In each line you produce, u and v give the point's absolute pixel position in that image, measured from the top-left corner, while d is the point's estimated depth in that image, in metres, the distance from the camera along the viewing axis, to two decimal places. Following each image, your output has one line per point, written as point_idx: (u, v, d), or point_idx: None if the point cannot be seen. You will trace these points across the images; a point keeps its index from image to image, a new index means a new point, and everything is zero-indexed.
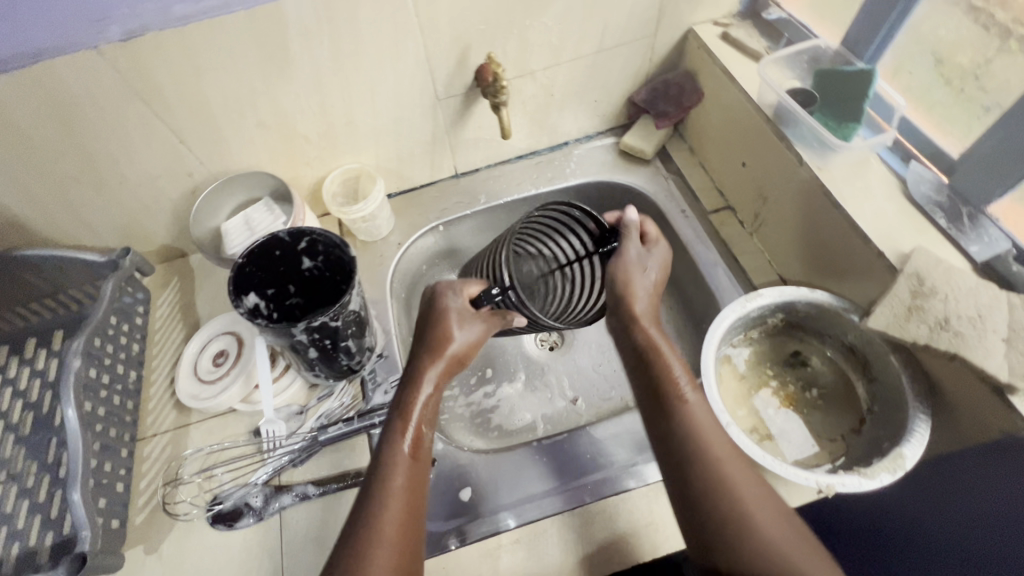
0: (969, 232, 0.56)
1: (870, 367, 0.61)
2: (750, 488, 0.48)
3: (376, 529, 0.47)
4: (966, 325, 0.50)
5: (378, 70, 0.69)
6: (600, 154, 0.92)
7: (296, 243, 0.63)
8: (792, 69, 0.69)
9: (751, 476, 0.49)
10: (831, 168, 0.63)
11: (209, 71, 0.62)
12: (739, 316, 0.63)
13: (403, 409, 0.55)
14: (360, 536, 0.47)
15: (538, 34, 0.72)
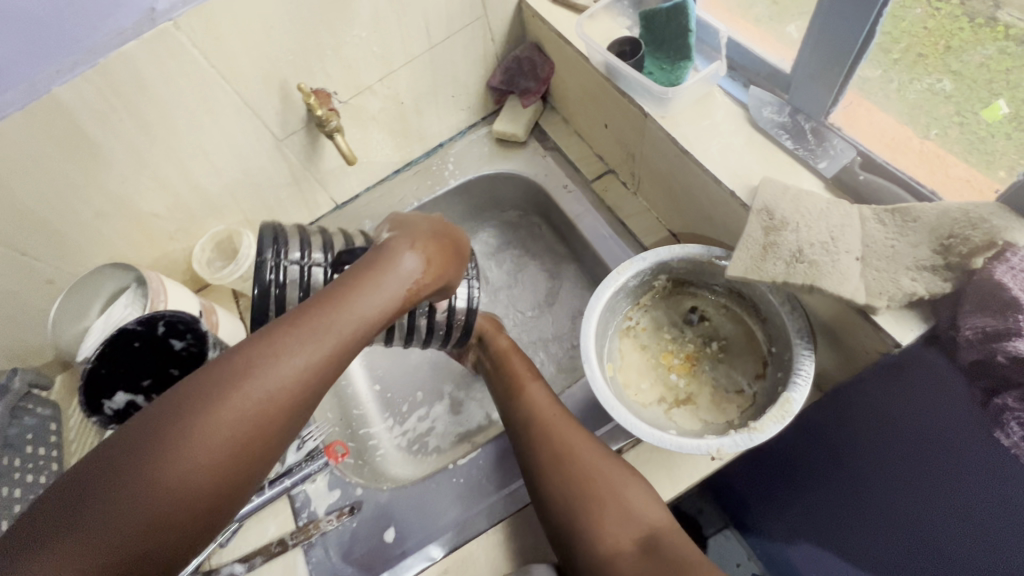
0: (815, 149, 0.52)
1: (759, 308, 0.58)
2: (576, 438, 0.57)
3: (181, 463, 0.36)
4: (820, 253, 0.47)
5: (199, 129, 0.66)
6: (476, 147, 0.88)
7: (152, 329, 0.61)
8: (619, 18, 0.66)
9: (583, 438, 0.57)
10: (675, 114, 0.59)
11: (13, 181, 0.59)
12: (616, 289, 0.60)
13: (300, 348, 0.42)
14: (162, 461, 0.36)
15: (356, 48, 0.68)
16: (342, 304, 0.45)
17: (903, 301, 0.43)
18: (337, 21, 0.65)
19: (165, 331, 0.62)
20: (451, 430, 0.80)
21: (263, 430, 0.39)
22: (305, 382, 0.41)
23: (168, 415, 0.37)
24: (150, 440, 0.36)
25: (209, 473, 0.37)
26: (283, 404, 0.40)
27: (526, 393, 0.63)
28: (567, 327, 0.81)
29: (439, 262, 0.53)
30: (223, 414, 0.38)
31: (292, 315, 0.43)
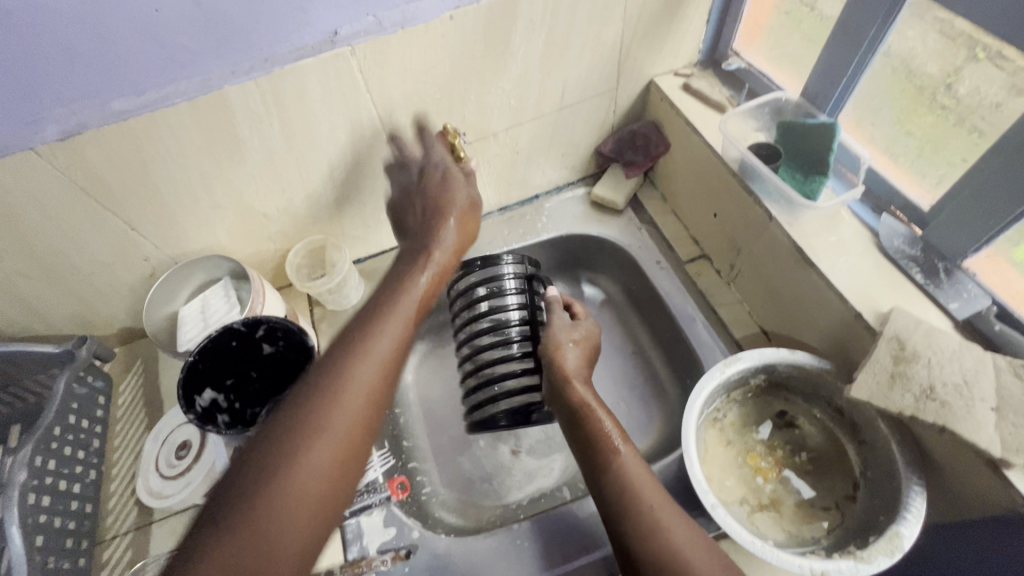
0: (946, 288, 0.54)
1: (859, 428, 0.58)
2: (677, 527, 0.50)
3: (290, 476, 0.44)
4: (953, 394, 0.47)
5: (334, 146, 0.68)
6: (572, 206, 0.90)
7: (253, 332, 0.61)
8: (754, 121, 0.68)
9: (687, 529, 0.50)
10: (802, 224, 0.61)
11: (156, 161, 0.60)
12: (720, 382, 0.59)
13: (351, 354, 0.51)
14: (268, 477, 0.44)
15: (497, 97, 0.71)
16: (394, 309, 0.56)
17: None
18: (490, 72, 0.67)
19: (262, 335, 0.62)
20: (502, 482, 0.78)
21: (336, 448, 0.47)
22: (371, 391, 0.50)
23: (264, 450, 0.45)
24: (262, 465, 0.45)
25: (319, 477, 0.45)
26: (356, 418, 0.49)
27: (619, 464, 0.54)
28: (634, 400, 0.81)
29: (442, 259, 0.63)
30: (309, 431, 0.47)
31: (358, 330, 0.54)
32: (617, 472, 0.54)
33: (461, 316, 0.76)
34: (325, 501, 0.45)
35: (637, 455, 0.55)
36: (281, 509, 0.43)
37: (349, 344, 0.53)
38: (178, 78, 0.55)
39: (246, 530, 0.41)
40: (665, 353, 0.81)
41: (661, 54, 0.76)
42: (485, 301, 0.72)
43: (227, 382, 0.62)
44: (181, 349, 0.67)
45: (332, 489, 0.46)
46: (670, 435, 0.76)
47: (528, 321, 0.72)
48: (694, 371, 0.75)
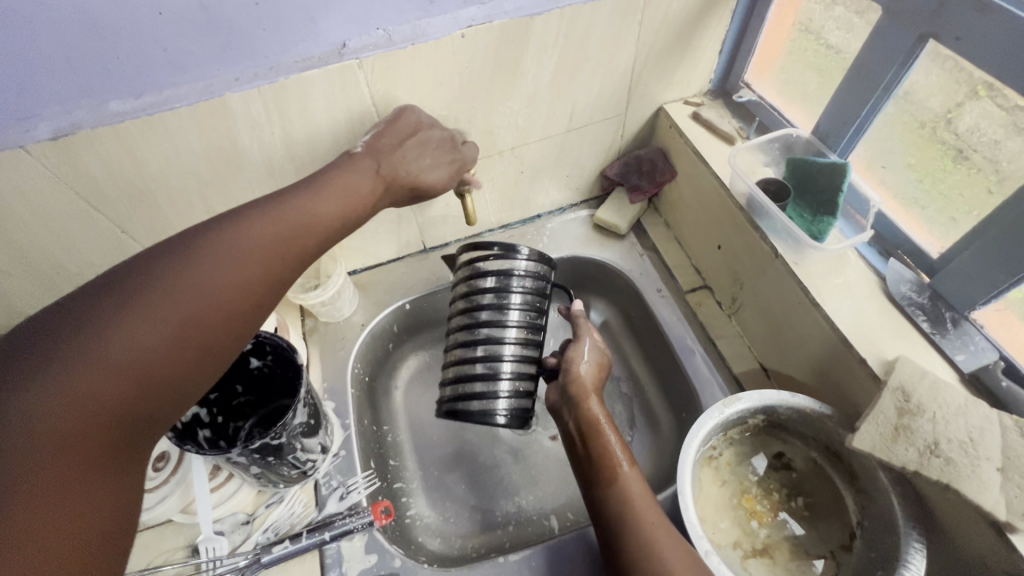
0: (953, 339, 0.53)
1: (858, 476, 0.57)
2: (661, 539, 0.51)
3: (158, 306, 0.40)
4: (958, 451, 0.46)
5: (336, 157, 0.66)
6: (574, 227, 0.89)
7: None
8: (762, 156, 0.67)
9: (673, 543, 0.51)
10: (808, 264, 0.60)
11: (151, 165, 0.59)
12: (717, 422, 0.58)
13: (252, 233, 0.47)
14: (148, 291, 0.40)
15: (504, 116, 0.70)
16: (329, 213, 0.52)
17: None
18: (499, 91, 0.66)
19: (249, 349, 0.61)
20: (489, 508, 0.76)
21: (196, 314, 0.42)
22: (270, 256, 0.48)
23: (167, 260, 0.43)
24: (160, 275, 0.42)
25: (229, 282, 0.44)
26: (269, 256, 0.48)
27: (618, 481, 0.56)
28: (628, 430, 0.80)
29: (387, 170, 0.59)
30: (223, 249, 0.45)
31: (261, 206, 0.50)
32: (615, 487, 0.56)
33: (461, 292, 0.68)
34: (226, 320, 0.44)
35: (638, 474, 0.57)
36: (184, 319, 0.41)
37: (253, 214, 0.49)
38: (177, 83, 0.53)
39: (132, 316, 0.39)
40: (662, 383, 0.79)
41: (672, 82, 0.75)
42: (490, 290, 0.65)
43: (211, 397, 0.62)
44: None
45: (225, 333, 0.44)
46: (663, 468, 0.75)
47: (528, 321, 0.66)
48: (690, 404, 0.73)
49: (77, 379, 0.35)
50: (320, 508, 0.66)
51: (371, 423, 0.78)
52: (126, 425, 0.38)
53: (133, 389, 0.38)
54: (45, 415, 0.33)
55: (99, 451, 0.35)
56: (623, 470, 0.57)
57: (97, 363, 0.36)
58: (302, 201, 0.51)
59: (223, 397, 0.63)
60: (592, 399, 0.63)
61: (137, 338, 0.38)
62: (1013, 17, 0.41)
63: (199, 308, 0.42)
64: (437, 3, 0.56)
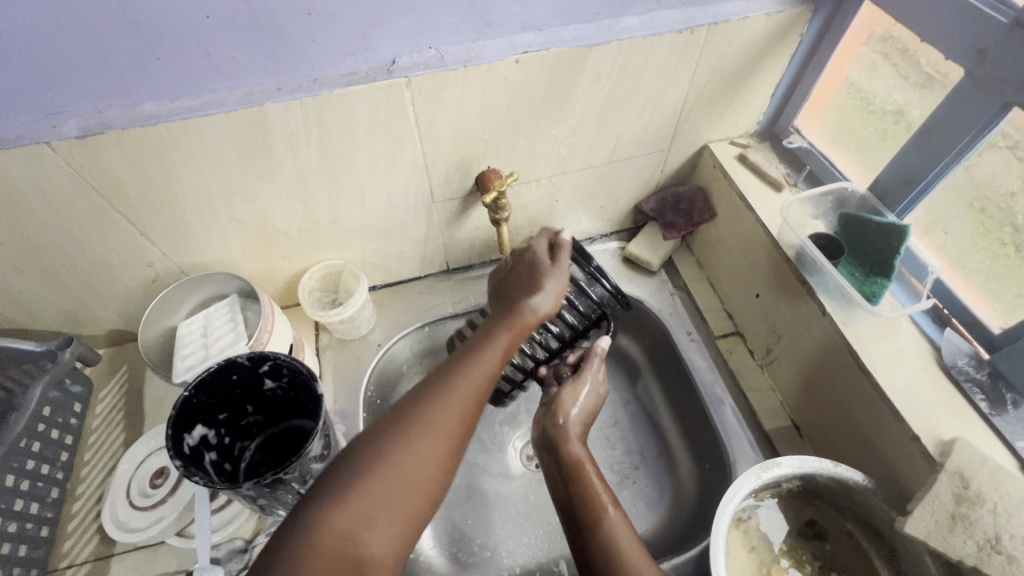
0: (1014, 423, 0.50)
1: (899, 558, 0.54)
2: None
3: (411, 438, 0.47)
4: (1022, 549, 0.43)
5: (371, 174, 0.63)
6: (603, 259, 0.86)
7: (256, 366, 0.55)
8: (814, 208, 0.64)
9: None
10: (858, 326, 0.57)
11: (179, 170, 0.56)
12: (755, 486, 0.55)
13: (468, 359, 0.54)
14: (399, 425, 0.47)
15: (547, 144, 0.67)
16: (489, 351, 0.55)
17: None
18: (546, 119, 0.64)
19: (267, 371, 0.56)
20: (495, 550, 0.73)
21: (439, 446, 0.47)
22: (462, 414, 0.50)
23: (391, 432, 0.47)
24: (381, 442, 0.46)
25: (432, 446, 0.47)
26: (461, 408, 0.50)
27: (604, 521, 0.50)
28: (645, 476, 0.76)
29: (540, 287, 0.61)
30: (426, 413, 0.49)
31: (457, 366, 0.53)
32: (594, 517, 0.50)
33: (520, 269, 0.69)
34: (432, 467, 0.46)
35: (622, 510, 0.51)
36: (400, 469, 0.45)
37: (447, 371, 0.53)
38: (218, 88, 0.51)
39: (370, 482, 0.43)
40: (685, 431, 0.76)
41: (720, 121, 0.72)
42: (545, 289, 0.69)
43: (220, 418, 0.57)
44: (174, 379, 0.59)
45: (428, 490, 0.46)
46: (681, 522, 0.71)
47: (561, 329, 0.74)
48: (715, 458, 0.70)
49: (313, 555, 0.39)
50: None
51: None
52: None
53: (355, 536, 0.41)
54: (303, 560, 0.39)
55: None
56: (606, 509, 0.51)
57: (325, 533, 0.41)
58: (474, 354, 0.55)
59: (233, 417, 0.59)
60: (575, 446, 0.59)
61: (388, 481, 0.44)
62: None
63: (409, 462, 0.45)
64: (495, 26, 0.54)
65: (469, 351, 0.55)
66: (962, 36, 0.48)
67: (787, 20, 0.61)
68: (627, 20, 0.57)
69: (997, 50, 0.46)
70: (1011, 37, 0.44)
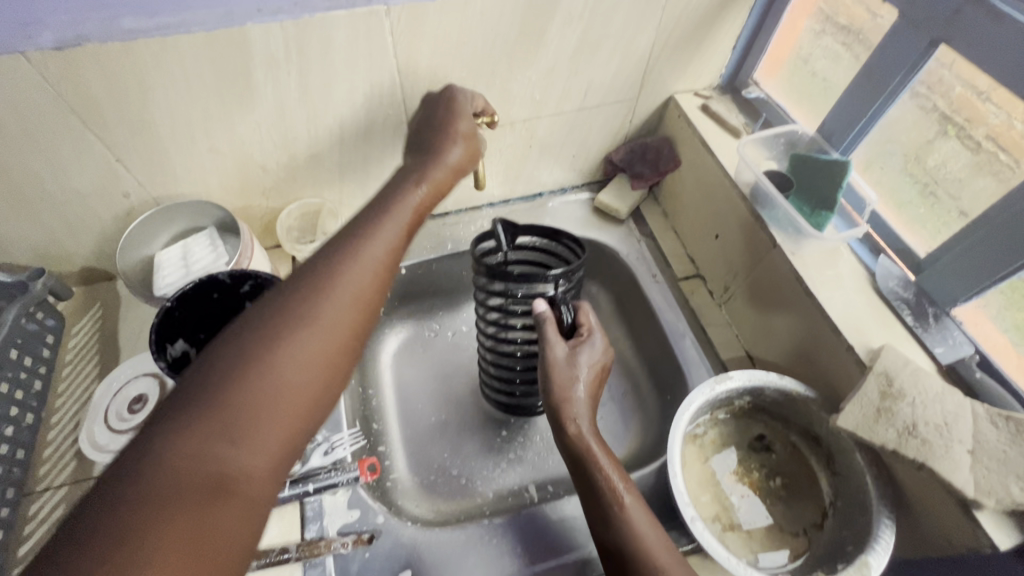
0: (934, 333, 0.56)
1: (833, 460, 0.60)
2: (659, 546, 0.47)
3: (270, 350, 0.40)
4: (933, 433, 0.49)
5: (349, 107, 0.65)
6: (574, 208, 0.90)
7: (238, 286, 0.57)
8: (769, 150, 0.69)
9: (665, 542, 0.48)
10: (804, 254, 0.63)
11: (157, 91, 0.56)
12: (708, 398, 0.60)
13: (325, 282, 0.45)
14: (250, 338, 0.41)
15: (520, 85, 0.70)
16: (343, 282, 0.46)
17: (1008, 507, 0.45)
18: (519, 59, 0.67)
19: (248, 292, 0.58)
20: (470, 478, 0.76)
21: (306, 369, 0.41)
22: (322, 353, 0.42)
23: (286, 297, 0.44)
24: (258, 330, 0.41)
25: (297, 361, 0.41)
26: (340, 325, 0.44)
27: (621, 510, 0.49)
28: (612, 409, 0.81)
29: (446, 157, 0.60)
30: (278, 334, 0.41)
31: (305, 291, 0.44)
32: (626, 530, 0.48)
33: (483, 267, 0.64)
34: (309, 392, 0.41)
35: (643, 503, 0.50)
36: (277, 382, 0.39)
37: (294, 297, 0.44)
38: (196, 6, 0.51)
39: (230, 393, 0.37)
40: (649, 366, 0.81)
41: (685, 72, 0.77)
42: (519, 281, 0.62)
43: (201, 336, 0.58)
44: (152, 294, 0.62)
45: (297, 425, 0.40)
46: (645, 448, 0.76)
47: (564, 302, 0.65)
48: (676, 388, 0.75)
49: (173, 451, 0.34)
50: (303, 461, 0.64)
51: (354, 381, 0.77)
52: (223, 488, 0.35)
53: (217, 448, 0.36)
54: (158, 474, 0.33)
55: (195, 495, 0.33)
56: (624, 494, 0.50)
57: (180, 442, 0.35)
58: (352, 266, 0.47)
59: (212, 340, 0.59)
60: (604, 459, 0.52)
61: (274, 380, 0.39)
62: (1020, 27, 0.45)
63: (293, 365, 0.41)
64: None
65: (316, 282, 0.45)
66: None
67: None
68: None
69: None
70: None
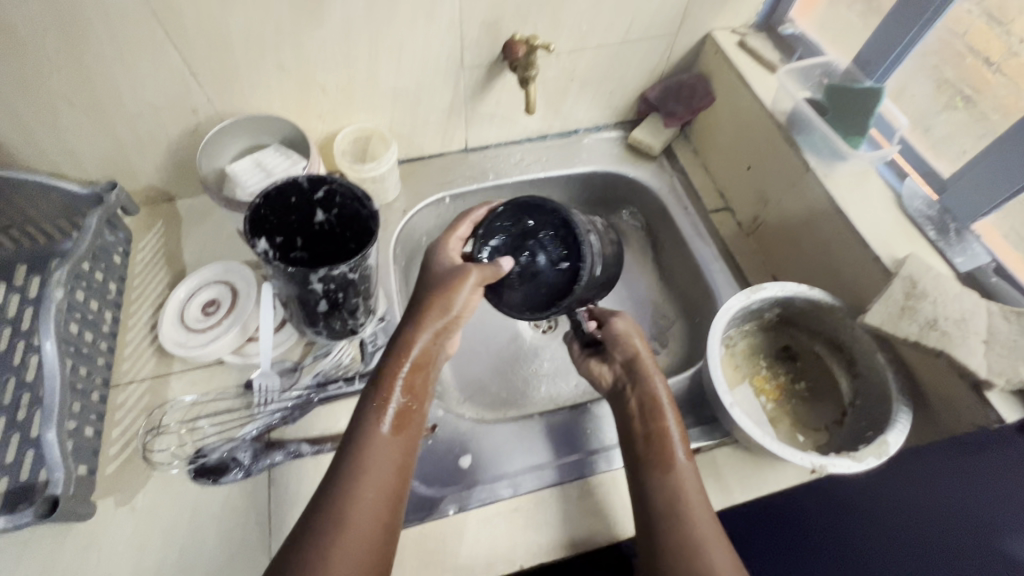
0: (955, 245, 0.61)
1: (855, 365, 0.65)
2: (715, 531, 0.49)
3: (325, 554, 0.43)
4: (952, 326, 0.54)
5: (410, 29, 0.68)
6: (608, 145, 0.94)
7: (313, 191, 0.61)
8: (803, 81, 0.73)
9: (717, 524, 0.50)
10: (835, 177, 0.67)
11: (235, 3, 0.59)
12: (743, 306, 0.65)
13: (354, 461, 0.48)
14: (308, 540, 0.44)
15: (571, 15, 0.73)
16: (378, 450, 0.48)
17: (1017, 386, 0.51)
18: None
19: (321, 198, 0.62)
20: (510, 392, 0.81)
21: (367, 524, 0.46)
22: (376, 505, 0.47)
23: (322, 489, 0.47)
24: (311, 528, 0.45)
25: (357, 523, 0.45)
26: (383, 474, 0.48)
27: (673, 469, 0.53)
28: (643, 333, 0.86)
29: (452, 333, 0.56)
30: (329, 529, 0.44)
31: (337, 472, 0.48)
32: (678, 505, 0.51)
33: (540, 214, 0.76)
34: (371, 538, 0.46)
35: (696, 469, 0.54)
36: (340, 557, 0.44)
37: (329, 483, 0.47)
38: None
39: None
40: (679, 293, 0.87)
41: (725, 7, 0.79)
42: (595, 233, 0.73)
43: (277, 240, 0.63)
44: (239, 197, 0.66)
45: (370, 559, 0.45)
46: (674, 365, 0.82)
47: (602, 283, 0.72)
48: (706, 310, 0.81)
49: None
50: (366, 361, 0.69)
51: (406, 300, 0.82)
52: None
53: None
54: None
55: None
56: (687, 482, 0.53)
57: None
58: (374, 444, 0.49)
59: (285, 245, 0.64)
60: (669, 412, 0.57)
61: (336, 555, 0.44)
62: None
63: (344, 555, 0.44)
64: None
65: (351, 456, 0.48)
66: None
67: None
68: None
69: None
70: None
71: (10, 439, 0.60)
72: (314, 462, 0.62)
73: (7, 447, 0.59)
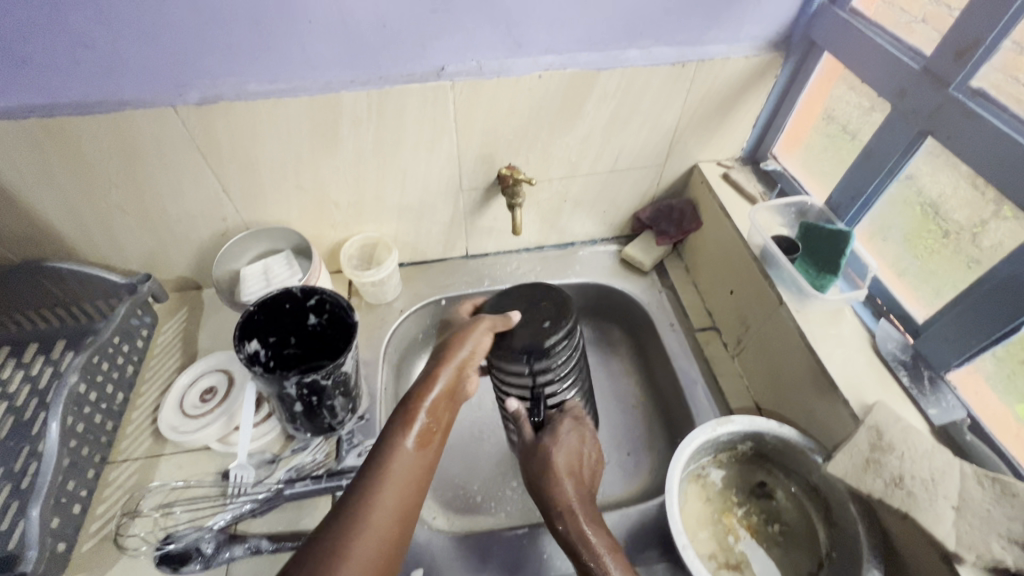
0: (929, 395, 0.60)
1: (831, 512, 0.62)
2: None
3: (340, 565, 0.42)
4: (919, 487, 0.52)
5: (414, 160, 0.77)
6: (602, 258, 0.98)
7: (305, 299, 0.68)
8: (781, 217, 0.78)
9: None
10: (809, 312, 0.68)
11: (264, 139, 0.70)
12: (709, 438, 0.64)
13: (372, 480, 0.48)
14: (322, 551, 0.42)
15: (560, 149, 0.81)
16: (393, 476, 0.49)
17: (989, 564, 0.47)
18: (559, 127, 0.77)
19: (312, 305, 0.69)
20: (484, 499, 0.81)
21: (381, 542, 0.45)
22: (391, 524, 0.46)
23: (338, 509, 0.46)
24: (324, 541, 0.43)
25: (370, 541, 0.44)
26: (397, 498, 0.48)
27: None
28: (625, 447, 0.85)
29: (467, 377, 0.60)
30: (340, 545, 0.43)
31: (354, 491, 0.47)
32: None
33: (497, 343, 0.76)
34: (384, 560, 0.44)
35: None
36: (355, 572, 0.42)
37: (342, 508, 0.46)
38: (305, 77, 0.65)
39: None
40: (664, 410, 0.86)
41: (709, 144, 0.86)
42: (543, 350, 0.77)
43: (270, 339, 0.69)
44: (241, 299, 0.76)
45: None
46: (652, 487, 0.80)
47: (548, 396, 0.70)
48: (687, 431, 0.79)
49: None
50: (339, 460, 0.72)
51: (393, 397, 0.86)
52: None
53: None
54: None
55: None
56: None
57: None
58: (393, 465, 0.49)
59: (278, 343, 0.70)
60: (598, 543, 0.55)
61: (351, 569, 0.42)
62: (984, 126, 0.52)
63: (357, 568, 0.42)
64: (524, 48, 0.68)
65: (368, 479, 0.48)
66: (890, 82, 0.61)
67: (762, 64, 0.75)
68: (631, 52, 0.71)
69: (914, 89, 0.59)
70: (923, 80, 0.57)
71: (8, 507, 0.65)
72: (270, 560, 0.63)
73: (4, 514, 0.65)
